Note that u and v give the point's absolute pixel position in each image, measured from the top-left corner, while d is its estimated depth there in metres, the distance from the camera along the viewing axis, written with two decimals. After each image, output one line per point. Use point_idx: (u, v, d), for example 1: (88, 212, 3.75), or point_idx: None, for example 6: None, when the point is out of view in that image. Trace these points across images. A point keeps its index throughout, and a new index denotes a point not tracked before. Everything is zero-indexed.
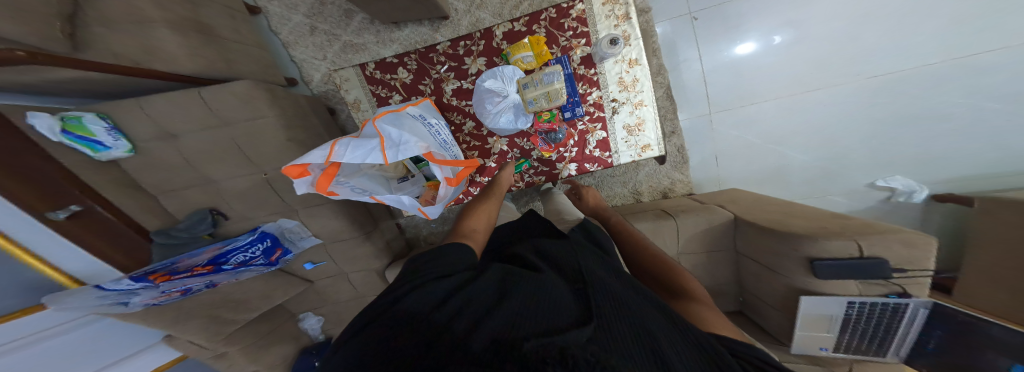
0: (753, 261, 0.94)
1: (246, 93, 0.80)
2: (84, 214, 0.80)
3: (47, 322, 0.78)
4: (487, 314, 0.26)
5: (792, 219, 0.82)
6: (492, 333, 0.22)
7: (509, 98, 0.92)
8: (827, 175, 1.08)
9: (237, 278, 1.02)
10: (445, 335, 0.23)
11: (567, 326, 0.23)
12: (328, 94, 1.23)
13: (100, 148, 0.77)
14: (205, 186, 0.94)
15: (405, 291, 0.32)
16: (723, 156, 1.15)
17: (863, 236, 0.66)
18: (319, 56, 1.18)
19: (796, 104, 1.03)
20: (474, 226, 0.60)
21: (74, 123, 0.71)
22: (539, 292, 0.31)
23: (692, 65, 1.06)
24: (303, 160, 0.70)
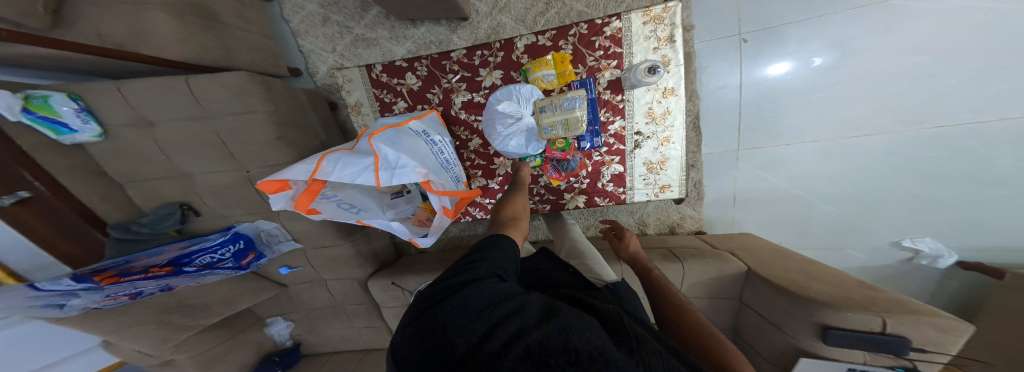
0: (757, 314, 0.93)
1: (239, 85, 0.71)
2: (34, 201, 0.69)
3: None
4: (527, 330, 0.27)
5: (811, 282, 0.80)
6: (528, 353, 0.23)
7: (523, 121, 0.85)
8: (849, 230, 1.05)
9: (199, 282, 0.87)
10: (486, 345, 0.26)
11: (621, 361, 0.24)
12: (331, 88, 1.12)
13: (65, 131, 0.70)
14: (179, 179, 0.83)
15: (456, 287, 0.35)
16: (741, 198, 1.14)
17: (890, 314, 0.65)
18: (328, 48, 1.08)
19: (835, 149, 0.97)
20: (510, 214, 0.63)
21: (39, 102, 0.64)
22: (587, 324, 0.31)
23: (729, 94, 0.99)
24: (283, 174, 0.63)
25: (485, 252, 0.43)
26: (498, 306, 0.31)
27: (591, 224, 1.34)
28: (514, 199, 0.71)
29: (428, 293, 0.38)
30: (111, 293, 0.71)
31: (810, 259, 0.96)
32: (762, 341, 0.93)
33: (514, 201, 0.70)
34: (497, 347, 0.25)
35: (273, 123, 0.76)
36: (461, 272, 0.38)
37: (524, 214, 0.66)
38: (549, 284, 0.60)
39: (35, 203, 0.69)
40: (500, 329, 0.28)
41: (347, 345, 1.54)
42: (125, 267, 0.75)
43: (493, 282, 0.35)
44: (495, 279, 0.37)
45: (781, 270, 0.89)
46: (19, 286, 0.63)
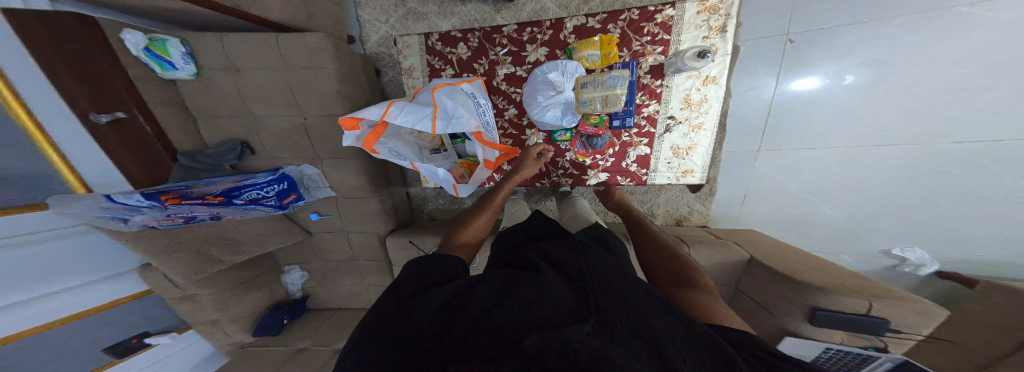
0: (750, 299, 1.03)
1: (317, 45, 0.84)
2: (126, 122, 0.85)
3: (43, 225, 0.74)
4: (488, 314, 0.33)
5: (810, 271, 0.89)
6: (487, 331, 0.30)
7: (563, 94, 0.88)
8: (847, 235, 1.15)
9: (243, 214, 0.97)
10: (449, 329, 0.31)
11: (566, 319, 0.31)
12: (380, 57, 1.13)
13: (170, 68, 0.85)
14: (244, 119, 0.95)
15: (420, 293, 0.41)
16: (751, 197, 1.24)
17: (877, 298, 0.74)
18: (383, 20, 1.07)
19: (853, 156, 1.05)
20: (469, 237, 0.67)
21: (158, 44, 0.81)
22: (538, 291, 0.38)
23: (762, 95, 1.06)
24: (359, 113, 0.68)
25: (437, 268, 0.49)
26: (454, 305, 0.37)
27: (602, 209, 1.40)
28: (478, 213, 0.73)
29: (385, 307, 0.40)
30: (170, 214, 0.80)
31: (807, 253, 1.06)
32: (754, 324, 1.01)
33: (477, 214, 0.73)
34: (460, 329, 0.31)
35: (336, 79, 0.88)
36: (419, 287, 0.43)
37: (479, 229, 0.70)
38: (533, 239, 0.66)
39: (126, 124, 0.85)
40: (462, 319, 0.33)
41: (353, 303, 1.56)
42: (185, 191, 0.84)
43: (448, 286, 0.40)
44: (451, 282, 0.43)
45: (782, 260, 0.98)
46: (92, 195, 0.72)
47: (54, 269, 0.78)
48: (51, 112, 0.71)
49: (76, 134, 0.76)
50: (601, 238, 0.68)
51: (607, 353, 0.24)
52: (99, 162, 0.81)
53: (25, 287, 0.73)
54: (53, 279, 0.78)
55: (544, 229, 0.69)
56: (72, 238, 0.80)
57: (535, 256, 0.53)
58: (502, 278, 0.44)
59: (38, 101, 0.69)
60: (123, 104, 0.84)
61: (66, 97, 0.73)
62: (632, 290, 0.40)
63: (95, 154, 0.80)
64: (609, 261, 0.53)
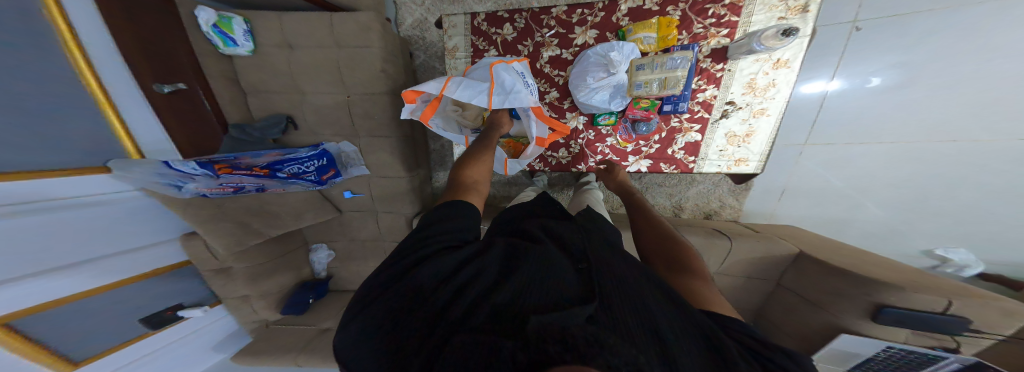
0: (793, 294, 1.01)
1: (367, 23, 0.82)
2: (184, 93, 0.88)
3: (97, 187, 0.76)
4: (488, 297, 0.33)
5: (872, 268, 0.86)
6: (489, 318, 0.30)
7: (616, 76, 0.82)
8: (888, 234, 1.10)
9: (285, 188, 0.96)
10: (454, 312, 0.32)
11: (568, 304, 0.31)
12: (413, 39, 1.11)
13: (230, 44, 0.84)
14: (290, 94, 0.94)
15: (421, 259, 0.39)
16: (790, 192, 1.20)
17: (957, 297, 0.69)
18: (418, 1, 1.06)
19: (908, 153, 1.00)
20: (473, 176, 0.61)
21: (225, 21, 0.79)
22: (539, 273, 0.36)
23: (818, 88, 1.03)
24: (420, 88, 0.68)
25: (437, 224, 0.45)
26: (456, 280, 0.36)
27: None
28: (476, 153, 0.66)
29: (381, 280, 0.38)
30: (221, 183, 0.79)
31: (853, 250, 1.03)
32: (795, 320, 0.99)
33: (475, 155, 0.66)
34: (462, 316, 0.31)
35: (381, 58, 0.86)
36: (416, 250, 0.41)
37: (480, 169, 0.64)
38: (533, 212, 0.61)
39: (183, 95, 0.88)
40: (460, 300, 0.33)
41: None
42: (235, 162, 0.83)
43: (444, 258, 0.38)
44: (451, 248, 0.41)
45: (833, 255, 0.95)
46: (150, 159, 0.68)
47: (96, 234, 0.77)
48: (113, 78, 0.74)
49: (132, 98, 0.78)
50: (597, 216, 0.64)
51: (608, 341, 0.24)
52: (151, 128, 0.83)
53: (72, 248, 0.73)
54: (108, 242, 0.80)
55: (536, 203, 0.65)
56: (121, 204, 0.81)
57: (537, 229, 0.50)
58: (504, 249, 0.42)
59: (101, 62, 0.71)
60: (184, 75, 0.87)
61: (131, 65, 0.77)
62: (634, 273, 0.39)
63: (148, 121, 0.82)
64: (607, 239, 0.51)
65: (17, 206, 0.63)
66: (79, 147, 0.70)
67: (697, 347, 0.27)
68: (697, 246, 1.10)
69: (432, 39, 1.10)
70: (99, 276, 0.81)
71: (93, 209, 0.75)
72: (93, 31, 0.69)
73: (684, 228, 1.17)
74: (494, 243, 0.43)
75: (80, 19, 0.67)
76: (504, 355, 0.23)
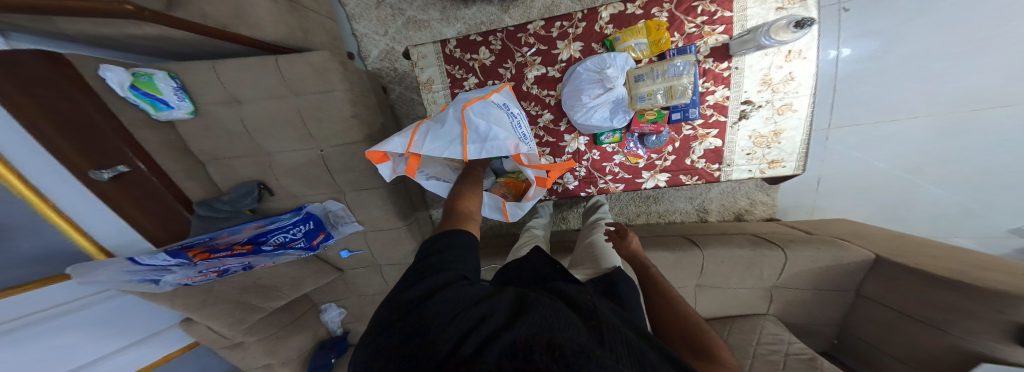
0: (886, 307, 0.81)
1: (322, 64, 0.74)
2: (128, 176, 0.71)
3: (79, 292, 0.68)
4: (505, 329, 0.23)
5: (986, 273, 0.66)
6: (502, 352, 0.20)
7: (614, 91, 0.74)
8: (963, 217, 0.90)
9: (274, 261, 0.88)
10: (458, 347, 0.22)
11: (604, 355, 0.20)
12: (383, 72, 1.10)
13: (162, 107, 0.72)
14: (257, 157, 0.85)
15: (425, 290, 0.31)
16: (828, 180, 1.01)
17: None
18: (381, 32, 1.05)
19: (953, 126, 0.83)
20: (470, 207, 0.54)
21: (144, 79, 0.67)
22: (562, 319, 0.26)
23: (826, 64, 0.88)
24: (383, 146, 0.59)
25: (447, 252, 0.38)
26: (465, 312, 0.26)
27: (641, 210, 1.26)
28: (468, 188, 0.60)
29: (382, 314, 0.31)
30: (202, 270, 0.74)
31: (943, 246, 0.82)
32: (900, 344, 0.77)
33: (466, 189, 0.60)
34: (469, 351, 0.21)
35: (350, 102, 0.79)
36: (424, 278, 0.33)
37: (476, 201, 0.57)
38: (538, 276, 0.49)
39: (127, 177, 0.71)
40: (470, 335, 0.23)
41: None
42: (211, 244, 0.77)
43: (450, 291, 0.29)
44: (462, 282, 0.33)
45: (925, 258, 0.75)
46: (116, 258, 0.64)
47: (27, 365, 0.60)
48: (47, 178, 0.59)
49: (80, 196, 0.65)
50: (610, 288, 0.53)
51: None
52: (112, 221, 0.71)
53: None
54: (103, 341, 0.74)
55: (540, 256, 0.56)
56: (44, 323, 0.62)
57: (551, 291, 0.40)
58: (517, 295, 0.33)
59: (27, 161, 0.56)
60: (120, 152, 0.69)
61: (56, 154, 0.60)
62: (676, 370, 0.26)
63: (101, 214, 0.69)
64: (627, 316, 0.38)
65: (31, 315, 0.59)
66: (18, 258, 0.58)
67: None
68: (743, 261, 0.92)
69: (403, 69, 1.08)
70: None
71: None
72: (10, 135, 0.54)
73: (719, 238, 1.00)
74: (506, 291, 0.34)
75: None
76: None
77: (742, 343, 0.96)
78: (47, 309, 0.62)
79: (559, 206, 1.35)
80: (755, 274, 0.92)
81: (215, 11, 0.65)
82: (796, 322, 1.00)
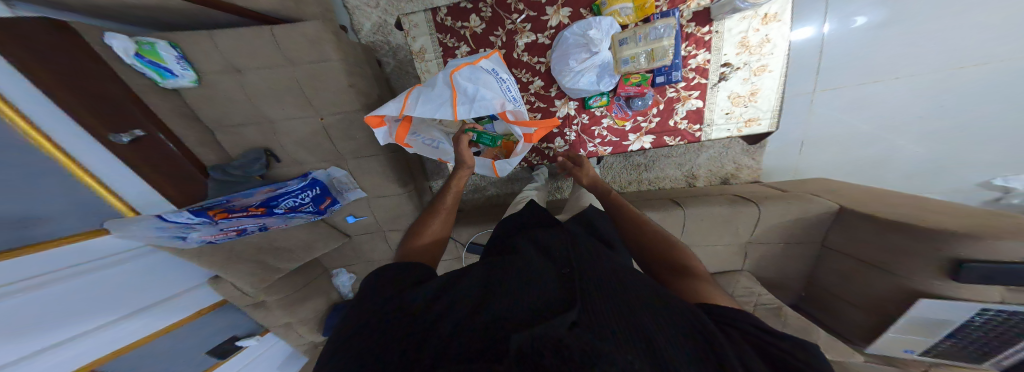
0: (846, 256, 0.89)
1: (317, 35, 0.76)
2: (146, 141, 0.76)
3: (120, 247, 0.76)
4: (479, 310, 0.30)
5: (929, 214, 0.74)
6: (477, 332, 0.27)
7: (599, 55, 0.75)
8: (937, 172, 0.95)
9: (287, 223, 0.96)
10: (445, 326, 0.29)
11: (552, 314, 0.27)
12: (376, 45, 1.10)
13: (168, 76, 0.74)
14: (260, 126, 0.89)
15: (406, 292, 0.37)
16: (809, 144, 1.05)
17: None
18: (372, 3, 1.03)
19: (929, 88, 0.87)
20: (425, 242, 0.57)
21: (147, 48, 0.69)
22: (523, 285, 0.34)
23: (813, 33, 0.91)
24: (381, 111, 0.63)
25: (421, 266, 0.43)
26: (443, 303, 0.33)
27: (632, 178, 1.31)
28: (433, 216, 0.61)
29: (369, 304, 0.36)
30: (223, 228, 0.81)
31: (905, 196, 0.89)
32: (858, 288, 0.86)
33: (430, 215, 0.62)
34: (454, 330, 0.28)
35: (345, 71, 0.81)
36: (403, 287, 0.38)
37: (435, 234, 0.59)
38: (521, 229, 0.56)
39: (146, 141, 0.76)
40: (452, 318, 0.30)
41: None
42: (228, 205, 0.82)
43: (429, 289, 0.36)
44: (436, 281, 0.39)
45: (883, 206, 0.83)
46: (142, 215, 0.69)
47: (67, 314, 0.67)
48: (77, 144, 0.65)
49: (99, 157, 0.69)
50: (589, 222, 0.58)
51: (596, 348, 0.22)
52: (133, 182, 0.76)
53: (39, 337, 0.63)
54: (148, 294, 0.84)
55: (528, 213, 0.63)
56: (87, 275, 0.69)
57: (525, 243, 0.47)
58: (486, 270, 0.40)
59: (56, 129, 0.62)
60: (135, 118, 0.73)
61: (78, 121, 0.65)
62: (623, 282, 0.35)
63: (127, 176, 0.74)
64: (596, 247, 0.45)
65: (84, 265, 0.69)
66: (68, 215, 0.66)
67: (677, 341, 0.25)
68: (721, 217, 0.99)
69: (398, 42, 1.08)
70: (137, 329, 0.83)
71: (67, 283, 0.66)
72: (36, 105, 0.59)
73: (701, 198, 1.06)
74: (479, 269, 0.41)
75: (20, 97, 0.57)
76: (497, 361, 0.21)
77: None
78: (77, 267, 0.68)
79: (555, 175, 1.41)
80: (730, 230, 1.01)
81: None
82: (768, 275, 1.09)
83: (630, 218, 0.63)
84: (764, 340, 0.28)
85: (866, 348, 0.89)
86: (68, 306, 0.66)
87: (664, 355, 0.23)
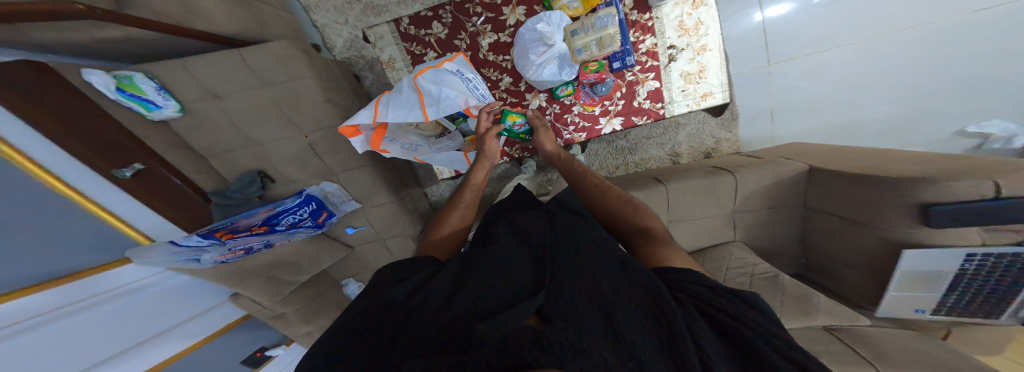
0: (827, 215, 0.90)
1: (284, 53, 0.81)
2: (146, 173, 0.85)
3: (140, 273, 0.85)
4: (464, 293, 0.36)
5: (892, 165, 0.75)
6: (461, 312, 0.31)
7: (555, 47, 0.80)
8: (909, 125, 0.96)
9: (291, 239, 1.04)
10: (433, 309, 0.34)
11: (527, 294, 0.33)
12: (352, 61, 1.16)
13: (152, 107, 0.79)
14: (253, 148, 0.97)
15: (398, 283, 0.42)
16: (779, 110, 1.08)
17: (1002, 175, 0.58)
18: (341, 21, 1.10)
19: (873, 52, 0.91)
20: (442, 244, 0.60)
21: (127, 82, 0.72)
22: (501, 271, 0.39)
23: (755, 17, 0.96)
24: (353, 120, 0.68)
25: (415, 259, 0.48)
26: (431, 291, 0.38)
27: (618, 162, 1.33)
28: (447, 218, 0.64)
29: (365, 297, 0.41)
30: (231, 248, 0.88)
31: (876, 151, 0.89)
32: (846, 247, 0.87)
33: (442, 218, 0.65)
34: (441, 312, 0.33)
35: (321, 88, 0.89)
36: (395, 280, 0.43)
37: (446, 235, 0.62)
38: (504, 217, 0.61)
39: (146, 174, 0.85)
40: (440, 303, 0.35)
41: None
42: (232, 226, 0.90)
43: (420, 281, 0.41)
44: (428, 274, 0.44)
45: (851, 161, 0.84)
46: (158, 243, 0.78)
47: (106, 338, 0.74)
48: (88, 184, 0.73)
49: (104, 190, 0.76)
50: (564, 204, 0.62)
51: (560, 323, 0.27)
52: (142, 212, 0.85)
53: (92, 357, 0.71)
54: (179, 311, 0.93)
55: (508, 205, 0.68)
56: (115, 301, 0.77)
57: (506, 230, 0.52)
58: (469, 258, 0.45)
59: (70, 174, 0.70)
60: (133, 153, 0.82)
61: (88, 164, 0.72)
62: (592, 260, 0.41)
63: (138, 205, 0.84)
64: (573, 227, 0.50)
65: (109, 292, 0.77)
66: (88, 247, 0.74)
67: (631, 311, 0.31)
68: (700, 190, 1.02)
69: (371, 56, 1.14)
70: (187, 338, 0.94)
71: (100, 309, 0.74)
72: (50, 155, 0.66)
73: (682, 174, 1.08)
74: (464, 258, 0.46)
75: (37, 149, 0.64)
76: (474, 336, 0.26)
77: (715, 272, 1.04)
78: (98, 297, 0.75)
79: (542, 168, 1.45)
80: (712, 202, 1.03)
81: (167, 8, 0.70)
82: (761, 245, 1.09)
83: (594, 187, 0.67)
84: (703, 300, 0.36)
85: (876, 313, 0.84)
86: (108, 328, 0.75)
87: (618, 325, 0.28)
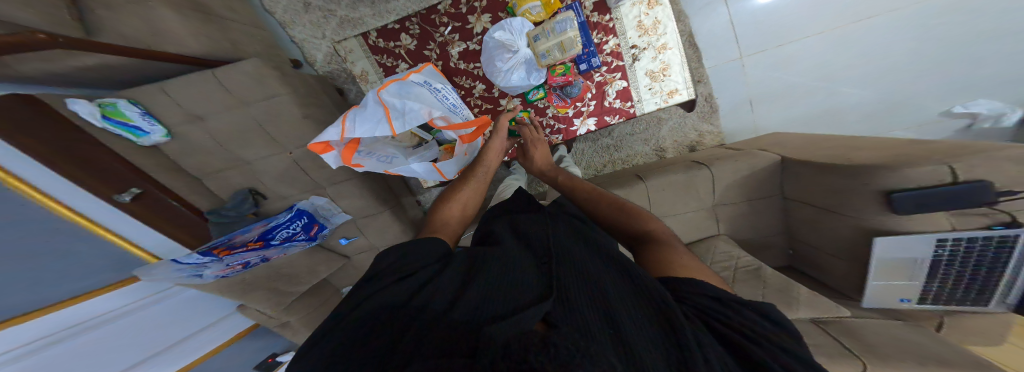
0: (804, 205, 0.90)
1: (257, 71, 0.86)
2: (146, 196, 0.92)
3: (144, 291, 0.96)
4: (457, 299, 0.31)
5: (857, 153, 0.75)
6: (451, 319, 0.27)
7: (519, 53, 0.84)
8: (892, 108, 1.02)
9: (286, 252, 1.11)
10: (421, 316, 0.30)
11: (529, 301, 0.28)
12: (334, 74, 1.24)
13: (139, 134, 0.85)
14: (240, 168, 1.02)
15: (387, 283, 0.38)
16: (759, 101, 1.11)
17: (956, 160, 0.58)
18: (318, 35, 1.18)
19: (842, 38, 0.98)
20: (455, 212, 0.63)
21: (111, 109, 0.79)
22: (501, 276, 0.35)
23: (722, 9, 1.00)
24: (321, 138, 0.73)
25: (411, 253, 0.45)
26: (422, 295, 0.34)
27: (605, 160, 1.34)
28: (461, 191, 0.67)
29: (349, 302, 0.37)
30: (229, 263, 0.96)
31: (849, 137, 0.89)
32: (827, 236, 0.85)
33: (450, 193, 0.68)
34: (429, 318, 0.29)
35: (298, 105, 0.94)
36: (385, 277, 0.40)
37: (457, 208, 0.64)
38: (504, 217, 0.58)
39: (146, 198, 0.93)
40: (430, 308, 0.31)
41: None
42: (229, 243, 0.96)
43: (411, 281, 0.37)
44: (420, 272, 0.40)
45: (822, 150, 0.85)
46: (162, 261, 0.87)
47: (105, 349, 0.84)
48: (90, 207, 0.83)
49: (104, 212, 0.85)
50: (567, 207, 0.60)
51: (564, 330, 0.22)
52: (147, 232, 0.96)
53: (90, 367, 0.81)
54: (184, 325, 1.04)
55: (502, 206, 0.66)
56: (121, 317, 0.88)
57: (507, 233, 0.49)
58: (467, 261, 0.42)
59: (73, 199, 0.80)
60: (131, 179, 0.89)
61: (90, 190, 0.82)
62: (604, 271, 0.36)
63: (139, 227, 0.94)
64: (578, 236, 0.47)
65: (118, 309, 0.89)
66: (91, 268, 0.84)
67: (646, 322, 0.26)
68: (679, 185, 1.03)
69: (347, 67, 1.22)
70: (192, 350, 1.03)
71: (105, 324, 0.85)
72: (52, 183, 0.76)
73: (662, 169, 1.09)
74: (462, 259, 0.42)
75: (39, 178, 0.74)
76: (462, 345, 0.21)
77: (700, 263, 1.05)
78: (100, 315, 0.85)
79: None
80: (692, 197, 1.03)
81: (136, 34, 0.76)
82: (747, 236, 1.08)
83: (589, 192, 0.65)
84: (717, 314, 0.31)
85: (863, 304, 0.81)
86: (109, 340, 0.85)
87: (631, 337, 0.23)
